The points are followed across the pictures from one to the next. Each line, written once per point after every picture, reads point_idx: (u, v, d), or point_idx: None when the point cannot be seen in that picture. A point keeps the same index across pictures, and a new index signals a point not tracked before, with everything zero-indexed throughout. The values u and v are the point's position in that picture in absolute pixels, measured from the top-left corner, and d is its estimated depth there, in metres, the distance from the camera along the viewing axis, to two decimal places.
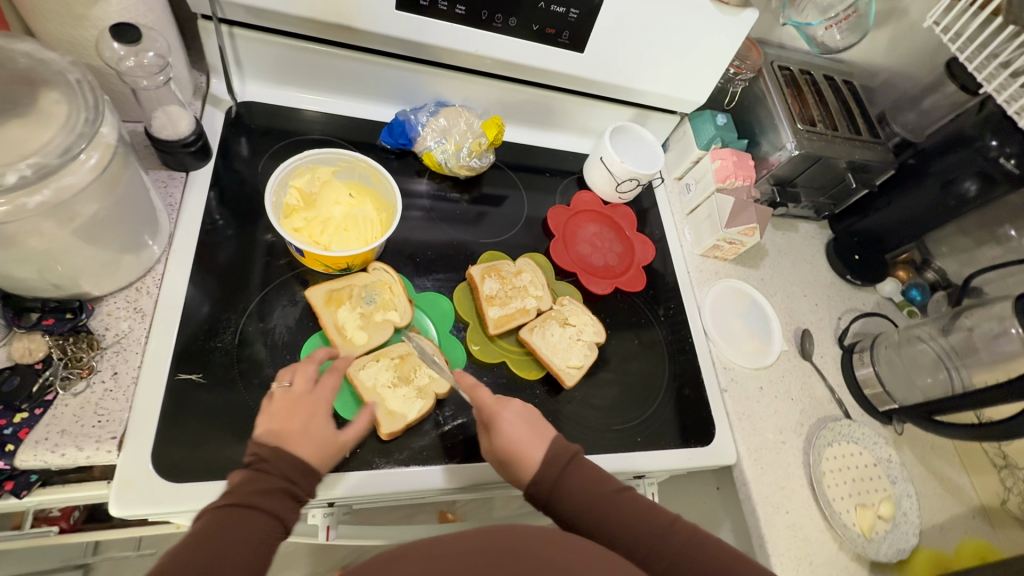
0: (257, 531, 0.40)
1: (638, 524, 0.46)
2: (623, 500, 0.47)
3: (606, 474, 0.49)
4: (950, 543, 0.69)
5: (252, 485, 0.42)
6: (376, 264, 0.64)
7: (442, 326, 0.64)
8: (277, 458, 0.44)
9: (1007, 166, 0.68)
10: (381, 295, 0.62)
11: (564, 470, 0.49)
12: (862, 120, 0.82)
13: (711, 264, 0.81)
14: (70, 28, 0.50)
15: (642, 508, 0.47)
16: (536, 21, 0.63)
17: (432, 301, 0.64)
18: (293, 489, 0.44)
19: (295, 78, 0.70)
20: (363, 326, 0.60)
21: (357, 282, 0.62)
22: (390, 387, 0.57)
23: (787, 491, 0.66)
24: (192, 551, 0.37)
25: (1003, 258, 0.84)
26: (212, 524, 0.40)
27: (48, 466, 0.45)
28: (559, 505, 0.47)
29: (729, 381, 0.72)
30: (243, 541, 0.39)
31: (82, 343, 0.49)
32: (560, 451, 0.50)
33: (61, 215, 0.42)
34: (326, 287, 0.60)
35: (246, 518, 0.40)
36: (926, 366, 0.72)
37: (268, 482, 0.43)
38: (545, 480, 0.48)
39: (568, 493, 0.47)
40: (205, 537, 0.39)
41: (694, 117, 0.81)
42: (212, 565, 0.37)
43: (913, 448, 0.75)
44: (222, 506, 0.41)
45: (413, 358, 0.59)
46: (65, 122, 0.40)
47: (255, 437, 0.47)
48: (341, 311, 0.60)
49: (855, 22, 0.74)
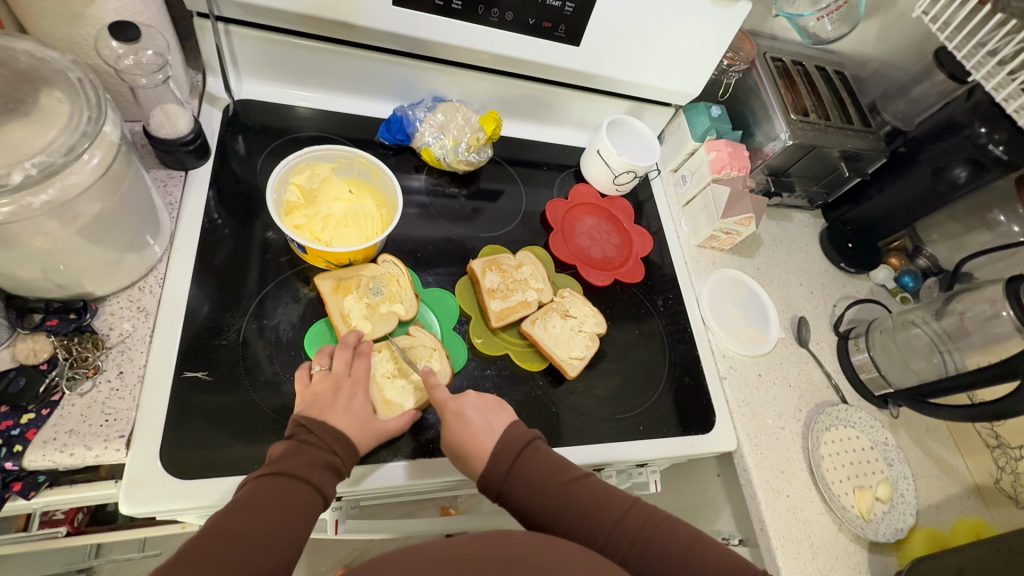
0: (301, 498, 0.43)
1: (592, 511, 0.47)
2: (575, 487, 0.48)
3: (561, 461, 0.50)
4: (947, 522, 0.71)
5: (295, 455, 0.46)
6: (385, 257, 0.64)
7: (446, 322, 0.64)
8: (319, 433, 0.48)
9: (996, 152, 0.69)
10: (389, 288, 0.62)
11: (514, 461, 0.49)
12: (854, 110, 0.83)
13: (708, 254, 0.82)
14: (67, 27, 0.49)
15: (599, 494, 0.48)
16: (532, 15, 0.64)
17: (438, 297, 0.65)
18: (334, 461, 0.47)
19: (292, 76, 0.70)
20: (368, 316, 0.60)
21: (365, 273, 0.62)
22: (390, 377, 0.58)
23: (788, 475, 0.67)
24: (240, 513, 0.41)
25: (993, 243, 0.85)
26: (256, 490, 0.43)
27: (56, 466, 0.45)
28: (511, 495, 0.48)
29: (728, 369, 0.73)
30: (287, 507, 0.42)
31: (86, 343, 0.49)
32: (511, 442, 0.50)
33: (66, 215, 0.42)
34: (334, 277, 0.61)
35: (289, 486, 0.44)
36: (921, 351, 0.73)
37: (311, 453, 0.46)
38: (495, 472, 0.49)
39: (519, 484, 0.48)
40: (251, 500, 0.42)
41: (689, 109, 0.82)
42: (259, 526, 0.40)
43: (908, 430, 0.76)
44: (266, 474, 0.44)
45: (416, 350, 0.60)
46: (68, 121, 0.40)
47: (297, 412, 0.50)
48: (347, 300, 0.60)
49: (845, 13, 0.75)
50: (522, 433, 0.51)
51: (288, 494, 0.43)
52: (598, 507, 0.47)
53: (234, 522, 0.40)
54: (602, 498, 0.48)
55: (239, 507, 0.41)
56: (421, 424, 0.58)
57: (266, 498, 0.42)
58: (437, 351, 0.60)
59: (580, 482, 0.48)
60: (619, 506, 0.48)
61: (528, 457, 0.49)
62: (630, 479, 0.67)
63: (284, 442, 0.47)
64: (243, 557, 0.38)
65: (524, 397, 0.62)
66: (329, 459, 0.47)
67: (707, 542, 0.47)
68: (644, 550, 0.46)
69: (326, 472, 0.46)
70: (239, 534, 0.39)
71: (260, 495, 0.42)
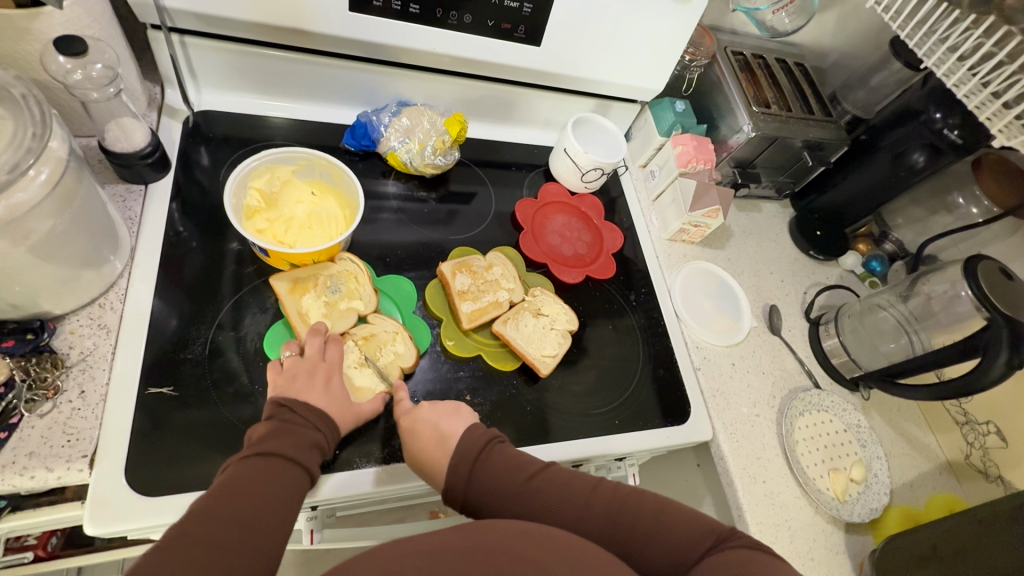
0: (292, 475, 0.45)
1: (557, 500, 0.48)
2: (537, 482, 0.49)
3: (525, 457, 0.50)
4: (920, 499, 0.73)
5: (281, 436, 0.47)
6: (344, 254, 0.64)
7: (406, 308, 0.64)
8: (302, 412, 0.49)
9: (951, 137, 0.71)
10: (346, 284, 0.62)
11: (474, 464, 0.49)
12: (815, 99, 0.85)
13: (678, 247, 0.83)
14: (11, 42, 0.48)
15: (564, 483, 0.49)
16: (491, 17, 0.64)
17: (394, 284, 0.65)
18: (319, 440, 0.49)
19: (252, 85, 0.70)
20: (328, 314, 0.60)
21: (323, 271, 0.62)
22: (357, 366, 0.58)
23: (764, 462, 0.68)
24: (229, 493, 0.41)
25: (953, 225, 0.87)
26: (240, 471, 0.43)
27: (17, 490, 0.44)
28: (476, 497, 0.49)
29: (701, 359, 0.73)
30: (279, 484, 0.43)
31: (45, 363, 0.48)
32: (466, 448, 0.50)
33: (15, 233, 0.41)
34: (289, 277, 0.60)
35: (277, 465, 0.44)
36: (888, 332, 0.75)
37: (295, 433, 0.48)
38: (455, 482, 0.49)
39: (480, 489, 0.49)
40: (242, 481, 0.42)
41: (654, 105, 0.83)
42: (253, 502, 0.41)
43: (880, 411, 0.78)
44: (249, 455, 0.44)
45: (379, 337, 0.60)
46: (13, 138, 0.40)
47: (271, 397, 0.50)
48: (305, 299, 0.60)
49: (800, 6, 0.76)
50: (479, 436, 0.51)
51: (278, 472, 0.44)
52: (565, 496, 0.48)
53: (228, 502, 0.40)
54: (570, 484, 0.49)
55: (229, 488, 0.41)
56: (394, 432, 0.57)
57: (257, 477, 0.43)
58: (400, 334, 0.61)
59: (545, 473, 0.50)
60: (585, 491, 0.49)
61: (486, 460, 0.50)
62: (610, 473, 0.68)
63: (265, 424, 0.48)
64: (242, 535, 0.39)
65: (499, 396, 0.62)
66: (314, 438, 0.48)
67: (678, 508, 0.49)
68: (615, 528, 0.47)
69: (312, 450, 0.48)
70: (235, 512, 0.40)
71: (250, 475, 0.43)
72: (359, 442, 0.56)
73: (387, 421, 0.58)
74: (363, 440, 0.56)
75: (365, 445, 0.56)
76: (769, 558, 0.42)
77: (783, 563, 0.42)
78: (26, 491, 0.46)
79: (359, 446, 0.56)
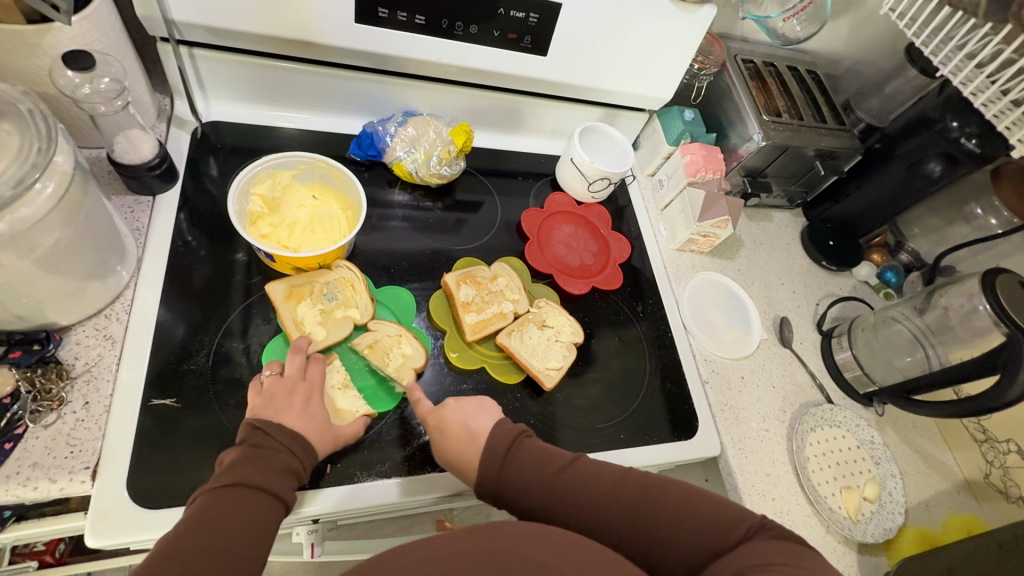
0: (263, 505, 0.43)
1: (587, 492, 0.48)
2: (566, 474, 0.48)
3: (553, 450, 0.50)
4: (937, 520, 0.70)
5: (252, 462, 0.45)
6: (339, 261, 0.64)
7: (405, 318, 0.64)
8: (276, 436, 0.47)
9: (969, 146, 0.69)
10: (343, 292, 0.62)
11: (505, 458, 0.49)
12: (827, 107, 0.83)
13: (687, 257, 0.82)
14: (22, 57, 0.49)
15: (592, 475, 0.49)
16: (497, 27, 0.64)
17: (392, 295, 0.65)
18: (294, 463, 0.47)
19: (260, 96, 0.70)
20: (323, 322, 0.60)
21: (319, 278, 0.62)
22: (341, 388, 0.56)
23: (773, 478, 0.66)
24: (197, 529, 0.40)
25: (971, 236, 0.85)
26: (210, 503, 0.42)
27: (21, 500, 0.45)
28: (507, 492, 0.49)
29: (710, 373, 0.72)
30: (249, 516, 0.42)
31: (50, 374, 0.48)
32: (495, 442, 0.50)
33: (21, 246, 0.41)
34: (287, 283, 0.61)
35: (248, 494, 0.43)
36: (903, 346, 0.73)
37: (269, 458, 0.46)
38: (487, 470, 0.49)
39: (511, 483, 0.48)
40: (211, 514, 0.41)
41: (663, 114, 0.82)
42: (222, 538, 0.40)
43: (895, 427, 0.76)
44: (220, 485, 0.43)
45: (383, 342, 0.60)
46: (18, 152, 0.40)
47: (247, 417, 0.49)
48: (301, 307, 0.60)
49: (813, 13, 0.74)
50: (507, 431, 0.51)
51: (248, 503, 0.43)
52: (593, 487, 0.48)
53: (196, 539, 0.39)
54: (599, 476, 0.49)
55: (198, 522, 0.40)
56: (402, 442, 0.56)
57: (227, 510, 0.42)
58: (403, 336, 0.61)
59: (574, 465, 0.49)
60: (614, 481, 0.48)
61: (517, 452, 0.50)
62: None
63: (236, 448, 0.46)
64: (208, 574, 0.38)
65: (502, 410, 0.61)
66: (289, 462, 0.47)
67: (706, 496, 0.48)
68: (647, 519, 0.46)
69: (285, 475, 0.46)
70: (202, 549, 0.39)
71: (220, 508, 0.42)
72: (360, 455, 0.55)
73: (388, 434, 0.56)
74: (367, 453, 0.55)
75: (367, 458, 0.55)
76: (801, 549, 0.42)
77: (816, 552, 0.42)
78: (29, 502, 0.47)
79: (360, 459, 0.54)
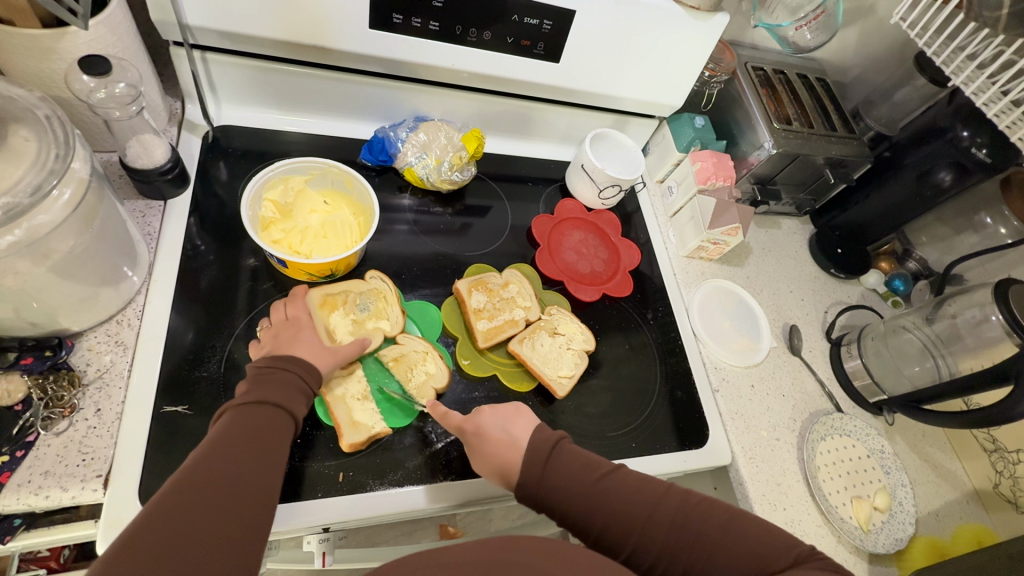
0: (276, 420, 0.45)
1: (625, 503, 0.48)
2: (605, 483, 0.49)
3: (593, 457, 0.51)
4: (947, 530, 0.70)
5: (266, 386, 0.47)
6: (371, 272, 0.65)
7: (432, 335, 0.63)
8: (287, 364, 0.49)
9: (979, 155, 0.69)
10: (375, 303, 0.62)
11: (546, 464, 0.49)
12: (837, 115, 0.83)
13: (697, 264, 0.81)
14: (36, 61, 0.49)
15: (631, 487, 0.49)
16: (510, 33, 0.64)
17: (420, 310, 0.65)
18: (303, 386, 0.49)
19: (272, 101, 0.70)
20: (354, 332, 0.60)
21: (354, 288, 0.63)
22: (360, 399, 0.56)
23: (784, 488, 0.66)
24: (219, 447, 0.41)
25: (980, 245, 0.85)
26: (229, 423, 0.43)
27: (32, 509, 0.44)
28: (546, 498, 0.49)
29: (720, 381, 0.72)
30: (267, 431, 0.44)
31: (62, 381, 0.48)
32: (538, 445, 0.50)
33: (37, 252, 0.41)
34: (321, 290, 0.62)
35: (261, 412, 0.45)
36: (913, 355, 0.73)
37: (280, 381, 0.48)
38: (527, 479, 0.49)
39: (552, 488, 0.49)
40: (233, 431, 0.42)
41: (672, 121, 0.82)
42: (244, 452, 0.41)
43: (904, 436, 0.75)
44: (237, 407, 0.44)
45: (408, 357, 0.60)
46: (35, 159, 0.40)
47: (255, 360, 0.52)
48: (334, 315, 0.60)
49: (824, 22, 0.74)
50: (549, 437, 0.51)
51: (265, 420, 0.44)
52: (633, 500, 0.48)
53: (218, 456, 0.40)
54: (637, 489, 0.49)
55: (220, 441, 0.42)
56: (417, 450, 0.56)
57: (246, 427, 0.43)
58: (430, 354, 0.61)
59: (613, 476, 0.49)
60: (654, 495, 0.48)
61: (558, 459, 0.50)
62: None
63: (248, 378, 0.48)
64: (235, 484, 0.40)
65: None
66: (300, 385, 0.49)
67: (748, 518, 0.47)
68: (685, 536, 0.46)
69: (298, 397, 0.48)
70: (226, 463, 0.40)
71: (241, 423, 0.43)
72: (373, 463, 0.54)
73: (403, 442, 0.56)
74: (380, 461, 0.54)
75: (379, 466, 0.54)
76: None
77: None
78: (39, 510, 0.46)
79: (371, 467, 0.54)
